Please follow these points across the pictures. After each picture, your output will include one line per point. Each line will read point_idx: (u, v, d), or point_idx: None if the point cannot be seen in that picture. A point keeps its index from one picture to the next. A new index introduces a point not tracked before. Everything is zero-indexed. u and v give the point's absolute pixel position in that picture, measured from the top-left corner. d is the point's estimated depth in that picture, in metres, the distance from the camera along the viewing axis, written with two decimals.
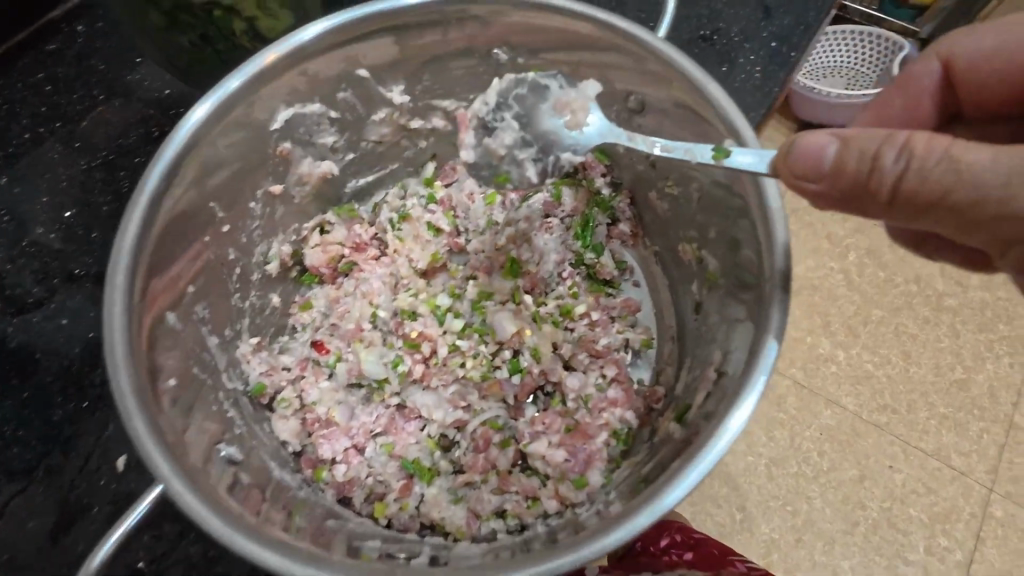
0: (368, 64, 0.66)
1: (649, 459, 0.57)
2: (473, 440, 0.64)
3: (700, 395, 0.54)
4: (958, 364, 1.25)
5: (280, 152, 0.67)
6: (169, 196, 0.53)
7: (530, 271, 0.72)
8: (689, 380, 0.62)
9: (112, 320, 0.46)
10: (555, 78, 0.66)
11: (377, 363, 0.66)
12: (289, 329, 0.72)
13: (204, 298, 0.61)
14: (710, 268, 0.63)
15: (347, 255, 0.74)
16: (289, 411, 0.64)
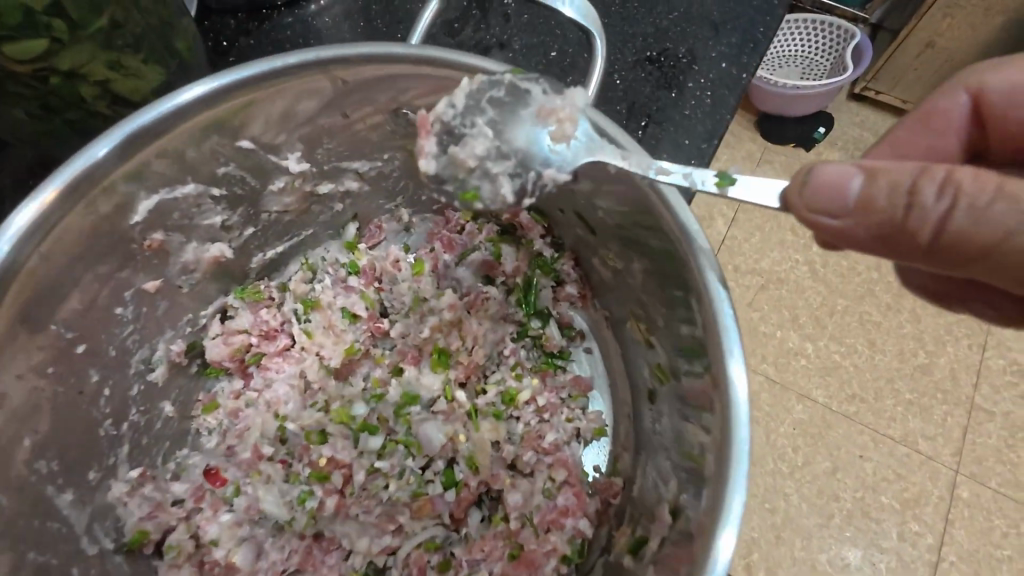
0: (250, 134, 0.55)
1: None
2: (407, 568, 0.55)
3: (658, 540, 0.49)
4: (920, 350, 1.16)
5: (150, 245, 0.56)
6: None
7: (463, 361, 0.63)
8: (646, 487, 0.55)
9: None
10: (537, 82, 0.51)
11: (278, 502, 0.56)
12: (193, 434, 0.62)
13: (55, 444, 0.51)
14: (660, 361, 0.56)
15: (254, 345, 0.64)
16: (180, 558, 0.55)
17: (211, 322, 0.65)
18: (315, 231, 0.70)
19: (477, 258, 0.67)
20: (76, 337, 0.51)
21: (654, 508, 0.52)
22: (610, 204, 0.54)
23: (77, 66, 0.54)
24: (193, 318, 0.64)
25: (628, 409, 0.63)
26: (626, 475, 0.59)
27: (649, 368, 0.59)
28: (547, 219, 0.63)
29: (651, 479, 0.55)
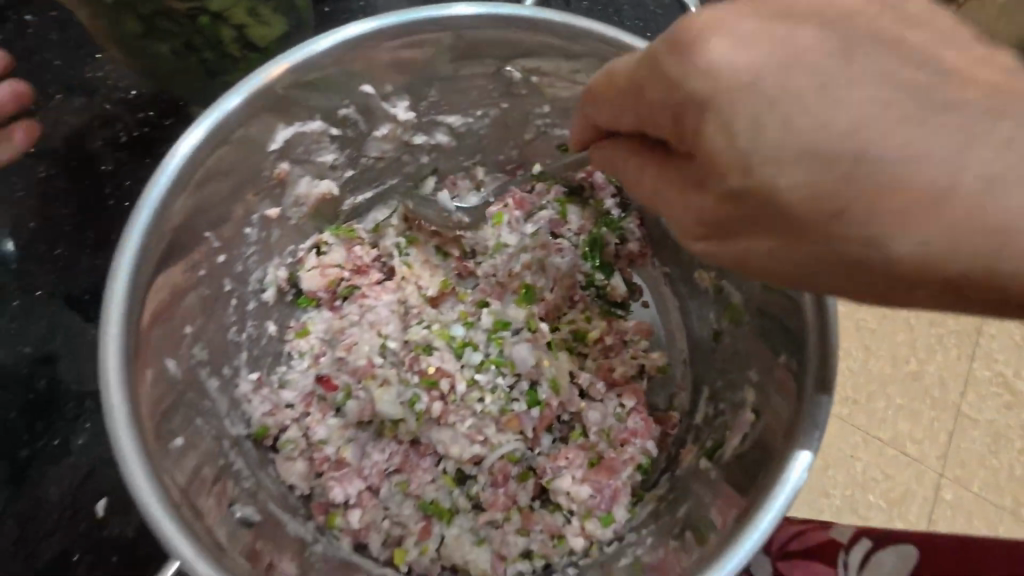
0: (373, 80, 0.61)
1: (674, 499, 0.58)
2: (491, 475, 0.61)
3: (735, 438, 0.56)
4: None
5: (278, 174, 0.62)
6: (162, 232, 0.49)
7: (546, 299, 0.69)
8: (711, 415, 0.62)
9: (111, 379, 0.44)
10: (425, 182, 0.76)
11: (393, 402, 0.62)
12: (285, 357, 0.67)
13: (202, 337, 0.59)
14: (732, 300, 0.62)
15: (347, 278, 0.70)
16: (295, 452, 0.61)
17: (303, 260, 0.69)
18: (394, 189, 0.75)
19: (545, 217, 0.73)
20: (220, 246, 0.59)
21: (729, 418, 0.59)
22: None
23: (223, 9, 0.61)
24: (291, 248, 0.69)
25: (683, 356, 0.70)
26: (683, 412, 0.66)
27: (716, 313, 0.66)
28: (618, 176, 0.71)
29: (722, 411, 0.61)
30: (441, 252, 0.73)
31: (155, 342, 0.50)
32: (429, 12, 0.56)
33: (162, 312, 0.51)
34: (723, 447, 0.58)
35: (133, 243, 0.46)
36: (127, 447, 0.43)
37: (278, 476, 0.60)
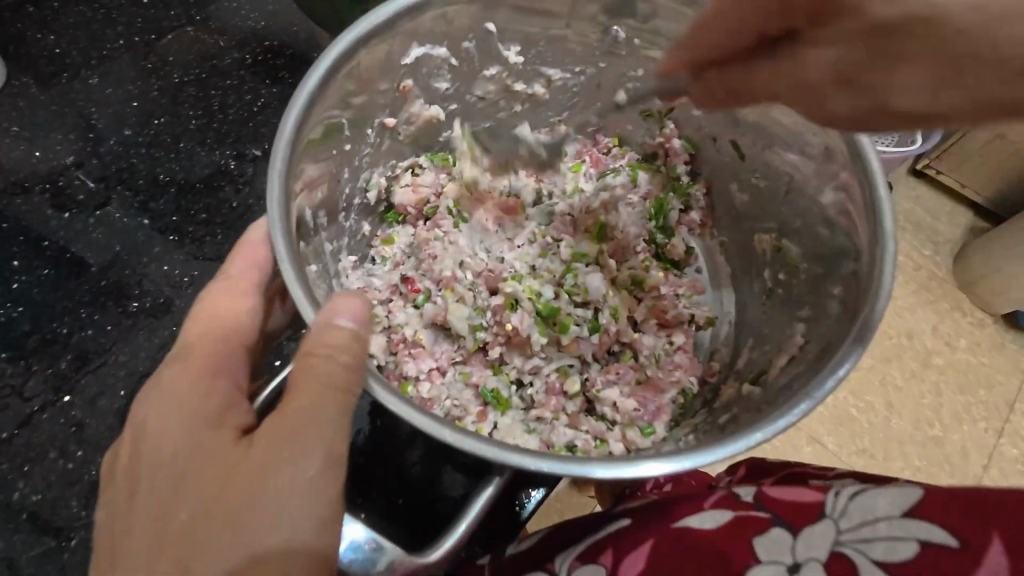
0: (496, 19, 0.68)
1: (713, 416, 0.62)
2: (546, 382, 0.68)
3: (781, 361, 0.61)
4: (981, 385, 1.19)
5: (401, 88, 0.71)
6: (319, 101, 0.57)
7: (616, 238, 0.76)
8: (754, 357, 0.67)
9: (274, 199, 0.52)
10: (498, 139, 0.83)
11: (462, 320, 0.69)
12: (371, 258, 0.76)
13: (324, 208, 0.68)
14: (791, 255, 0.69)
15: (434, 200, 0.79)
16: (378, 326, 0.68)
17: (402, 179, 0.79)
18: (484, 134, 0.83)
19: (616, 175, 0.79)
20: (349, 136, 0.68)
21: (774, 351, 0.64)
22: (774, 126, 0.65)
23: None
24: (390, 162, 0.78)
25: (730, 316, 0.75)
26: (724, 363, 0.70)
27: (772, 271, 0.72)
28: (694, 147, 0.78)
29: (767, 347, 0.66)
30: (511, 191, 0.82)
31: (297, 189, 0.58)
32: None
33: (304, 168, 0.60)
34: (769, 371, 0.62)
35: (299, 102, 0.55)
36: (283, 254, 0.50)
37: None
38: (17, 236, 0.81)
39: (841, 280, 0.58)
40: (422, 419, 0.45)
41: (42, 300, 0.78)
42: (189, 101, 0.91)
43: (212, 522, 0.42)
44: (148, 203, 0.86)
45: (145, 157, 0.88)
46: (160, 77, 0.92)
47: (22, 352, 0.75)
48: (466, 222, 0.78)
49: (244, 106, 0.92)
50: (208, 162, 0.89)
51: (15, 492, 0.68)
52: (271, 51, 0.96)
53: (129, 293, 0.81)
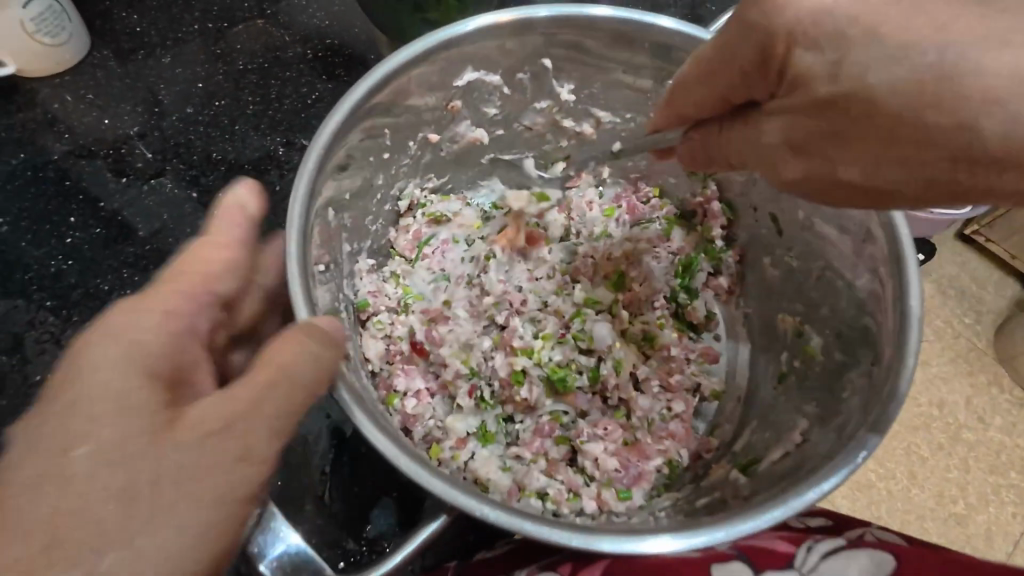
0: (553, 55, 0.68)
1: (695, 496, 0.62)
2: (536, 423, 0.66)
3: (777, 453, 0.60)
4: (1014, 465, 1.00)
5: (450, 107, 0.72)
6: (360, 111, 0.59)
7: (633, 289, 0.75)
8: (753, 441, 0.66)
9: (296, 202, 0.54)
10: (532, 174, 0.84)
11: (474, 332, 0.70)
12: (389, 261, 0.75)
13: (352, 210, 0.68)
14: (810, 344, 0.67)
15: (450, 220, 0.78)
16: (380, 333, 0.67)
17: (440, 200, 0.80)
18: (525, 162, 0.83)
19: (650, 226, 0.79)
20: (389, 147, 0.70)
21: (776, 439, 0.63)
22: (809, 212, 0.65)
23: None
24: (425, 176, 0.78)
25: (740, 392, 0.73)
26: (722, 441, 0.69)
27: (789, 354, 0.70)
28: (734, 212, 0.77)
29: (768, 432, 0.65)
30: (539, 222, 0.80)
31: (327, 193, 0.60)
32: (639, 14, 0.62)
33: (339, 174, 0.62)
34: (761, 462, 0.61)
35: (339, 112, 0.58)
36: (294, 255, 0.52)
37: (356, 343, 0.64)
38: (78, 195, 0.89)
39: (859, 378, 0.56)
40: (392, 448, 0.47)
41: (90, 256, 0.85)
42: (255, 92, 0.98)
43: (104, 492, 0.37)
44: (198, 178, 0.91)
45: (202, 135, 0.94)
46: (231, 67, 0.99)
47: (66, 302, 0.82)
48: (494, 257, 0.75)
49: (303, 97, 0.98)
50: (259, 146, 0.93)
51: None
52: (341, 53, 1.02)
53: (167, 262, 0.86)
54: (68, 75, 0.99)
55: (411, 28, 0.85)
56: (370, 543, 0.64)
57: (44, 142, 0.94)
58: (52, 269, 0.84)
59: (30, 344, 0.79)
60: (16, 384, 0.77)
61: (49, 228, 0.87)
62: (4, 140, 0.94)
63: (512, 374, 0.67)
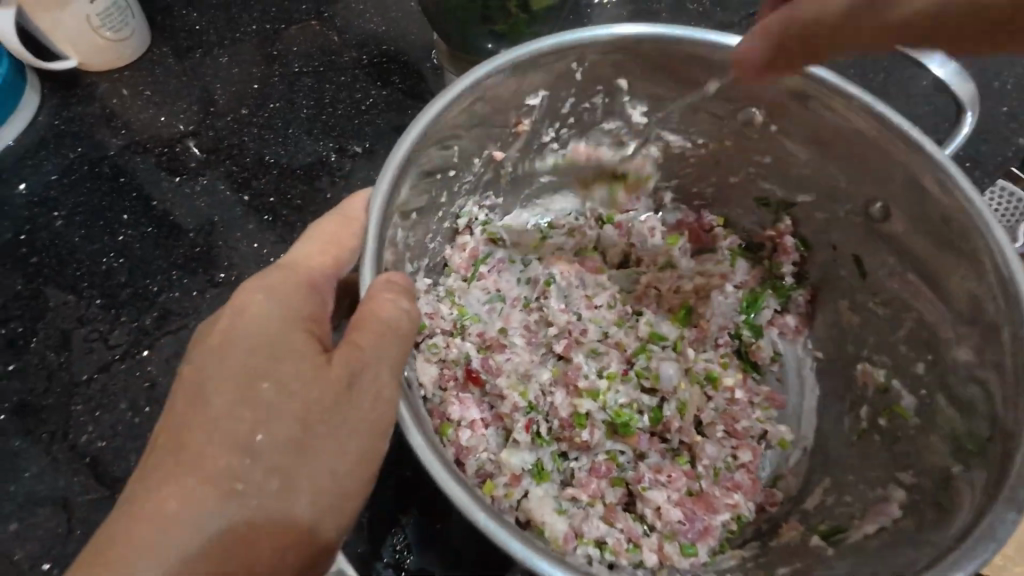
0: (632, 78, 0.65)
1: (767, 561, 0.58)
2: (593, 463, 0.63)
3: (867, 525, 0.56)
4: None
5: (519, 125, 0.68)
6: (434, 129, 0.57)
7: (699, 325, 0.71)
8: (830, 503, 0.62)
9: (368, 223, 0.52)
10: (590, 196, 0.79)
11: (536, 363, 0.67)
12: (444, 281, 0.72)
13: (414, 228, 0.66)
14: (898, 402, 0.63)
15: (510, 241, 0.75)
16: (434, 357, 0.64)
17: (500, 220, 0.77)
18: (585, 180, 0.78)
19: (716, 259, 0.75)
20: (456, 163, 0.66)
21: (863, 510, 0.58)
22: (907, 259, 0.61)
23: None
24: (487, 193, 0.74)
25: (808, 442, 0.69)
26: (789, 495, 0.65)
27: (869, 410, 0.66)
28: (809, 248, 0.72)
29: (850, 498, 0.61)
30: (598, 246, 0.77)
31: (396, 211, 0.58)
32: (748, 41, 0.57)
33: (408, 193, 0.59)
34: (847, 533, 0.57)
35: (413, 132, 0.55)
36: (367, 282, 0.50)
37: (412, 368, 0.61)
38: (131, 192, 0.89)
39: (969, 454, 0.51)
40: (462, 495, 0.44)
41: (141, 255, 0.85)
42: (311, 95, 0.96)
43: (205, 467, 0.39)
44: (250, 181, 0.90)
45: (256, 138, 0.93)
46: (290, 70, 0.98)
47: (116, 302, 0.81)
48: (554, 281, 0.72)
49: (358, 102, 0.96)
50: (312, 151, 0.92)
51: (84, 434, 0.73)
52: (397, 59, 1.00)
53: (214, 265, 0.84)
54: (127, 70, 0.99)
55: (475, 38, 0.83)
56: None
57: (100, 137, 0.94)
58: (103, 267, 0.84)
59: (79, 341, 0.78)
60: (61, 383, 0.76)
61: (102, 224, 0.87)
62: (63, 133, 0.94)
63: (574, 415, 0.63)
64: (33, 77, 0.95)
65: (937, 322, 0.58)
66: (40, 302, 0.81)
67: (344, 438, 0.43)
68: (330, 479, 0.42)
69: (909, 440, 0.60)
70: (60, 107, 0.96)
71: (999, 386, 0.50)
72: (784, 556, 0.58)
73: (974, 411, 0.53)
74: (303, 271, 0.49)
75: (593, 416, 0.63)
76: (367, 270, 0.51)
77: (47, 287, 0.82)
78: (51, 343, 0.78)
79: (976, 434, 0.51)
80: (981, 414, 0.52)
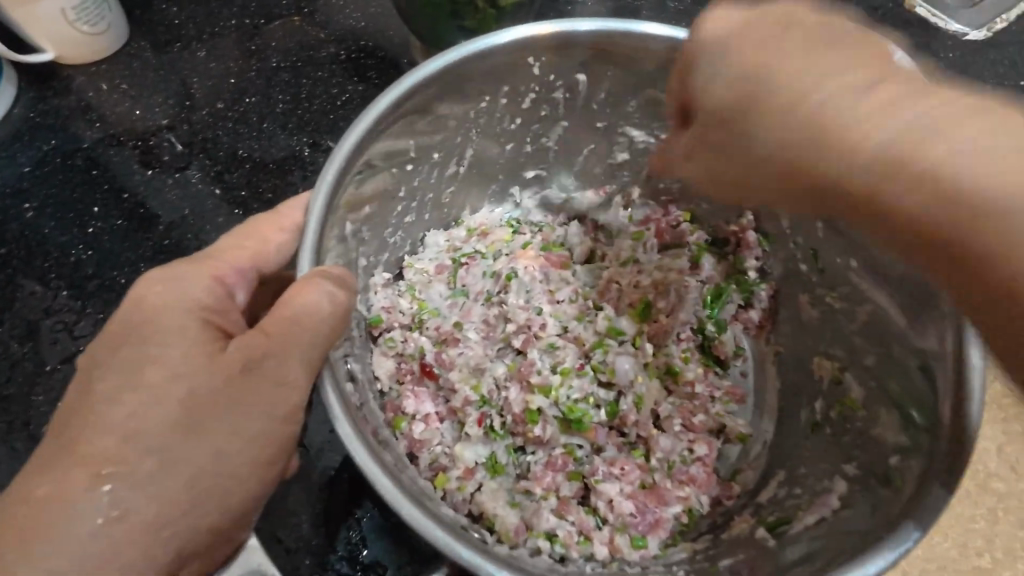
0: (590, 72, 0.66)
1: (716, 552, 0.58)
2: (548, 456, 0.63)
3: (812, 516, 0.57)
4: None
5: (480, 119, 0.68)
6: (384, 124, 0.58)
7: (659, 320, 0.71)
8: (782, 496, 0.63)
9: (313, 214, 0.52)
10: (555, 188, 0.79)
11: (495, 359, 0.67)
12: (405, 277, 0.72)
13: (370, 221, 0.66)
14: (852, 395, 0.63)
15: (470, 242, 0.74)
16: (391, 351, 0.65)
17: (465, 216, 0.77)
18: (555, 177, 0.79)
19: (678, 254, 0.75)
20: (413, 157, 0.66)
21: (811, 502, 0.59)
22: (862, 255, 0.61)
23: None
24: (448, 187, 0.74)
25: (766, 436, 0.69)
26: (744, 488, 0.65)
27: (824, 403, 0.66)
28: (770, 242, 0.72)
29: (803, 493, 0.61)
30: (564, 244, 0.77)
31: (345, 202, 0.58)
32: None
33: (358, 186, 0.60)
34: (793, 523, 0.58)
35: (361, 126, 0.56)
36: (307, 272, 0.50)
37: (366, 361, 0.62)
38: (103, 185, 0.89)
39: (910, 446, 0.52)
40: (390, 488, 0.44)
41: (110, 248, 0.85)
42: (286, 90, 0.97)
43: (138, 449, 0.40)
44: (222, 175, 0.90)
45: (229, 132, 0.93)
46: (264, 65, 0.99)
47: (82, 293, 0.81)
48: (516, 276, 0.70)
49: (333, 96, 0.96)
50: (285, 146, 0.92)
51: (46, 424, 0.74)
52: (374, 55, 1.00)
53: (182, 258, 0.85)
54: (104, 64, 0.99)
55: (445, 35, 0.83)
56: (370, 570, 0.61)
57: (75, 129, 0.94)
58: (71, 258, 0.84)
59: (44, 332, 0.79)
60: (24, 372, 0.76)
61: (72, 216, 0.87)
62: (38, 125, 0.94)
63: (526, 411, 0.63)
64: (10, 69, 0.95)
65: (888, 314, 0.59)
66: (9, 291, 0.82)
67: (263, 421, 0.44)
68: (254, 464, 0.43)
69: (859, 433, 0.61)
70: (36, 99, 0.96)
71: (939, 376, 0.50)
72: (732, 547, 0.58)
73: (918, 402, 0.53)
74: (233, 264, 0.51)
75: (546, 411, 0.63)
76: (310, 260, 0.51)
77: (16, 277, 0.82)
78: (16, 333, 0.79)
79: (917, 424, 0.52)
80: (926, 407, 0.52)
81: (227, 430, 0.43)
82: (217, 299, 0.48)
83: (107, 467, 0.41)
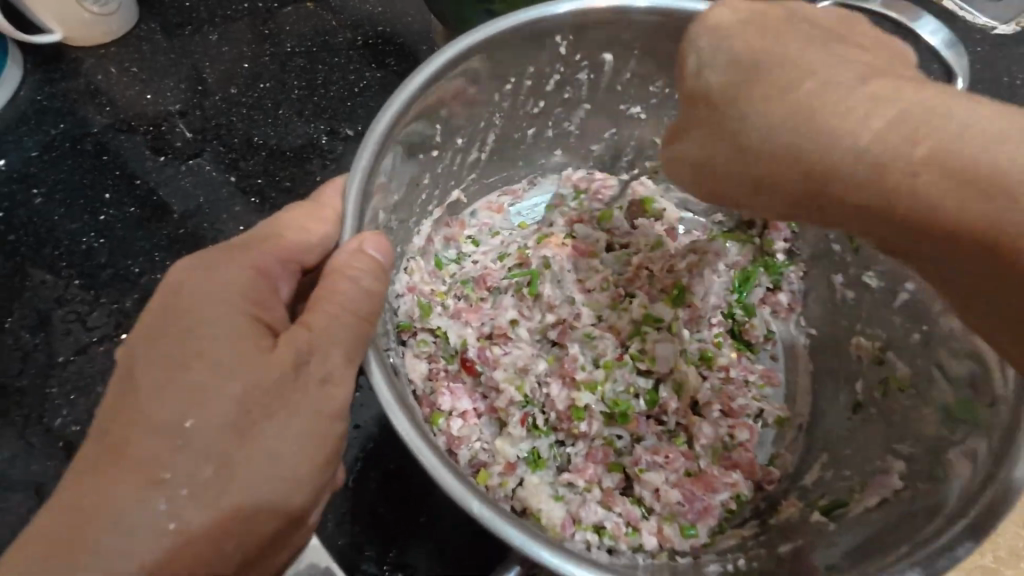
0: (620, 50, 0.63)
1: (767, 540, 0.57)
2: (590, 449, 0.61)
3: (868, 500, 0.55)
4: None
5: (509, 98, 0.65)
6: (417, 105, 0.55)
7: (694, 304, 0.68)
8: (828, 482, 0.61)
9: (347, 203, 0.50)
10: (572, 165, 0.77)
11: (533, 353, 0.64)
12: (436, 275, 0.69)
13: (399, 211, 0.63)
14: (895, 373, 0.62)
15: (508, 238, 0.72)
16: (423, 353, 0.62)
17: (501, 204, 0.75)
18: (577, 161, 0.77)
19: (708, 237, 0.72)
20: (440, 143, 0.64)
21: (863, 486, 0.57)
22: None
23: None
24: (471, 173, 0.72)
25: (803, 420, 0.67)
26: (785, 474, 0.64)
27: (864, 384, 0.65)
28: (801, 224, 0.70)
29: (851, 477, 0.59)
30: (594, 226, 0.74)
31: (376, 190, 0.55)
32: None
33: (390, 170, 0.57)
34: (848, 507, 0.56)
35: (393, 109, 0.53)
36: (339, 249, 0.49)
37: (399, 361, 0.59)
38: (115, 170, 0.86)
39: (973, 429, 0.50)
40: (453, 481, 0.42)
41: (123, 235, 0.82)
42: (301, 76, 0.94)
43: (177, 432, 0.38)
44: (237, 162, 0.87)
45: (244, 119, 0.90)
46: (277, 51, 0.95)
47: (95, 282, 0.79)
48: (549, 265, 0.68)
49: (351, 84, 0.93)
50: (303, 133, 0.89)
51: (59, 418, 0.71)
52: (392, 41, 0.97)
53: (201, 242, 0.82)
54: (113, 46, 0.96)
55: (469, 17, 0.80)
56: (410, 559, 0.60)
57: (84, 113, 0.91)
58: (83, 246, 0.81)
59: (57, 323, 0.76)
60: (37, 364, 0.73)
61: (82, 202, 0.84)
62: (45, 109, 0.91)
63: (571, 408, 0.61)
64: (15, 51, 0.92)
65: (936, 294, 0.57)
66: (18, 281, 0.79)
67: (306, 400, 0.42)
68: (294, 438, 0.42)
69: (906, 413, 0.59)
70: (43, 82, 0.93)
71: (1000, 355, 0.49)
72: (782, 535, 0.57)
73: (978, 378, 0.51)
74: (263, 248, 0.48)
75: (592, 407, 0.61)
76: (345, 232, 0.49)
77: (25, 266, 0.79)
78: (26, 323, 0.76)
79: (978, 404, 0.50)
80: (985, 387, 0.50)
81: (269, 409, 0.41)
82: (245, 282, 0.46)
83: (148, 457, 0.38)
